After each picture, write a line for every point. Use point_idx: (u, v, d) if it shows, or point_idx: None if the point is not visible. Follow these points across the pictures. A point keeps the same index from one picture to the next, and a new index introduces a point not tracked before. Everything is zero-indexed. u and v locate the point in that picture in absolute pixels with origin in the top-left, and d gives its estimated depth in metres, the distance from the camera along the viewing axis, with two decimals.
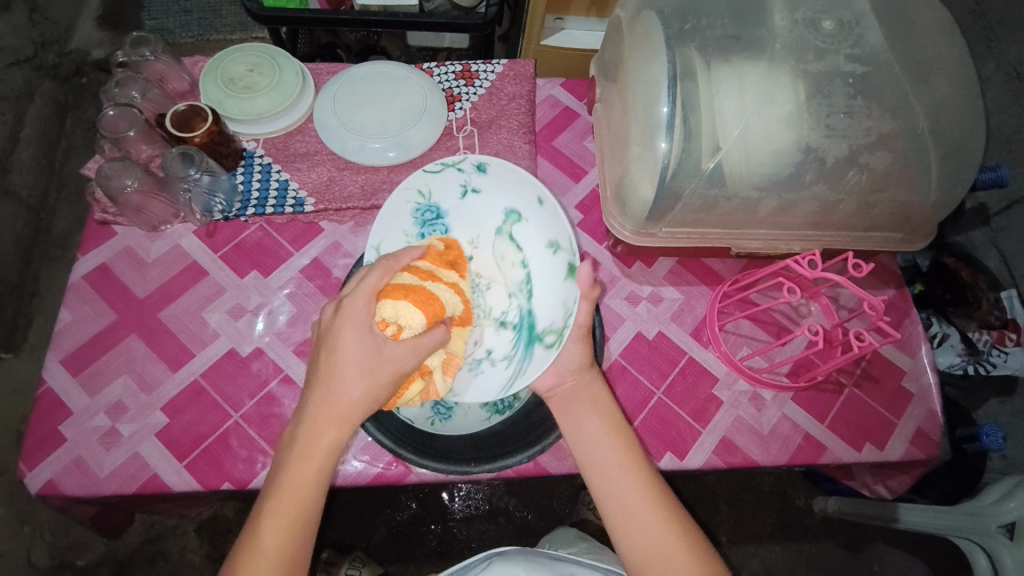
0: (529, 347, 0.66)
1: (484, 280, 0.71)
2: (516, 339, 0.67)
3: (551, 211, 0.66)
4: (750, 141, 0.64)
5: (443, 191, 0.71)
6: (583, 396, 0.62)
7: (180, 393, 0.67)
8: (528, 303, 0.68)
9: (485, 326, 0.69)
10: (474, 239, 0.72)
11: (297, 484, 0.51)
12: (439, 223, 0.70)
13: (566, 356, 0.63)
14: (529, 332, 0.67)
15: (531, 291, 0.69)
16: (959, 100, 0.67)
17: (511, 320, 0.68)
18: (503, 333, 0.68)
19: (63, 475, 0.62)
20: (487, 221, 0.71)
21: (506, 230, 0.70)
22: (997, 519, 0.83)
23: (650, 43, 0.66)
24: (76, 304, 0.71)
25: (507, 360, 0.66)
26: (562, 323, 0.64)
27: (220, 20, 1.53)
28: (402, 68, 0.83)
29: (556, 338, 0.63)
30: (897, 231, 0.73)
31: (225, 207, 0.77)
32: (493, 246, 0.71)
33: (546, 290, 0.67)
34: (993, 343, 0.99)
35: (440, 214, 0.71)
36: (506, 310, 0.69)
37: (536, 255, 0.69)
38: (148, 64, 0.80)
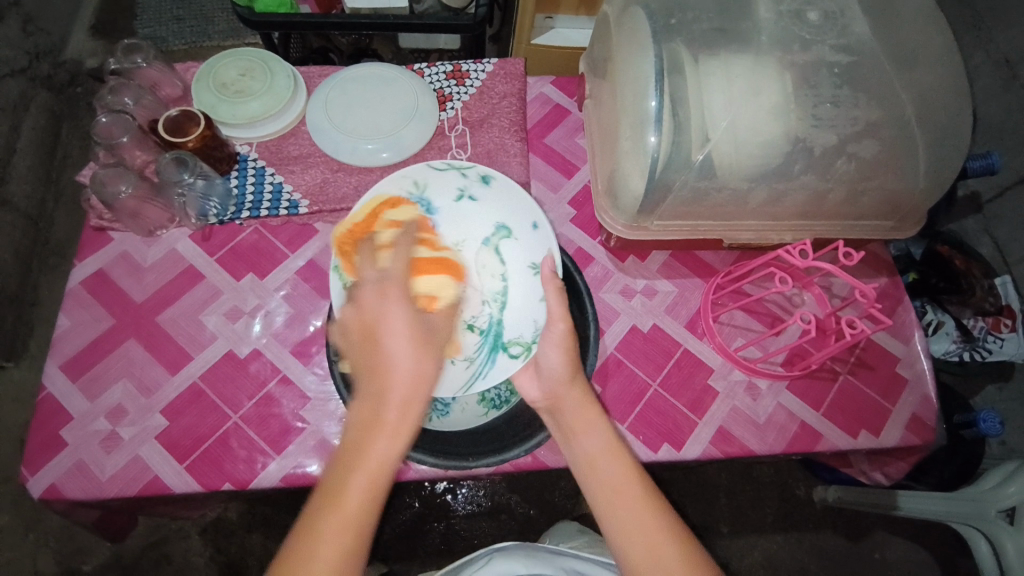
0: (494, 354, 0.66)
1: None
2: (481, 345, 0.66)
3: (546, 236, 0.69)
4: (739, 132, 0.64)
5: (438, 188, 0.71)
6: (573, 403, 0.58)
7: (179, 396, 0.68)
8: (500, 315, 0.68)
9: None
10: (458, 241, 0.70)
11: (374, 461, 0.45)
12: (428, 220, 0.70)
13: (546, 359, 0.61)
14: (495, 341, 0.67)
15: (505, 304, 0.68)
16: (946, 87, 0.67)
17: (479, 325, 0.67)
18: (468, 336, 0.66)
19: (65, 479, 0.62)
20: (475, 226, 0.70)
21: (493, 242, 0.70)
22: (997, 504, 0.83)
23: (637, 38, 0.67)
24: (74, 310, 0.71)
25: (468, 362, 0.65)
26: (531, 338, 0.66)
27: (213, 27, 1.54)
28: (393, 69, 0.84)
29: (522, 351, 0.65)
30: (888, 219, 0.73)
31: (220, 210, 0.77)
32: (475, 253, 0.69)
33: (522, 305, 0.68)
34: (988, 330, 1.00)
35: (429, 209, 0.70)
36: (476, 314, 0.67)
37: (516, 272, 0.69)
38: (141, 70, 0.81)
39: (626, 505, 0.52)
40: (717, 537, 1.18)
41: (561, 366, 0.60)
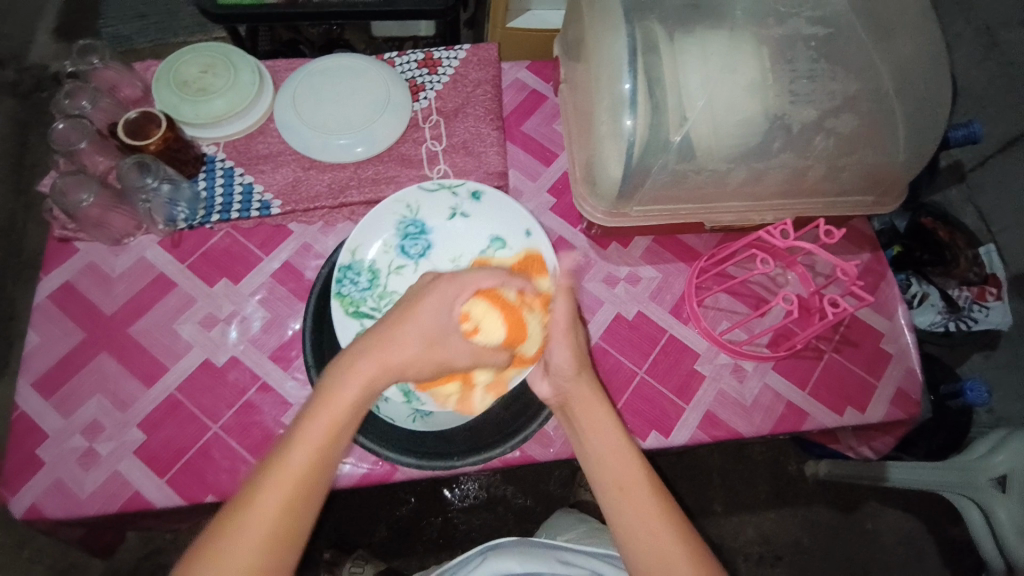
0: None
1: None
2: None
3: (539, 241, 0.70)
4: (717, 112, 0.63)
5: (431, 209, 0.74)
6: (576, 401, 0.57)
7: (157, 408, 0.66)
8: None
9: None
10: (456, 259, 0.74)
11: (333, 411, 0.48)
12: (423, 240, 0.74)
13: (557, 357, 0.59)
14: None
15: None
16: (924, 57, 0.66)
17: None
18: None
19: (44, 498, 0.61)
20: (470, 244, 0.74)
21: (488, 254, 0.73)
22: (987, 472, 0.84)
23: (609, 18, 0.65)
24: (43, 325, 0.69)
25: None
26: None
27: (179, 23, 1.49)
28: (363, 60, 0.81)
29: None
30: (869, 194, 0.72)
31: (189, 215, 0.75)
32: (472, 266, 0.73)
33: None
34: (973, 299, 1.01)
35: (424, 230, 0.74)
36: None
37: None
38: (97, 72, 0.78)
39: (641, 494, 0.52)
40: (711, 515, 1.20)
41: (568, 362, 0.58)
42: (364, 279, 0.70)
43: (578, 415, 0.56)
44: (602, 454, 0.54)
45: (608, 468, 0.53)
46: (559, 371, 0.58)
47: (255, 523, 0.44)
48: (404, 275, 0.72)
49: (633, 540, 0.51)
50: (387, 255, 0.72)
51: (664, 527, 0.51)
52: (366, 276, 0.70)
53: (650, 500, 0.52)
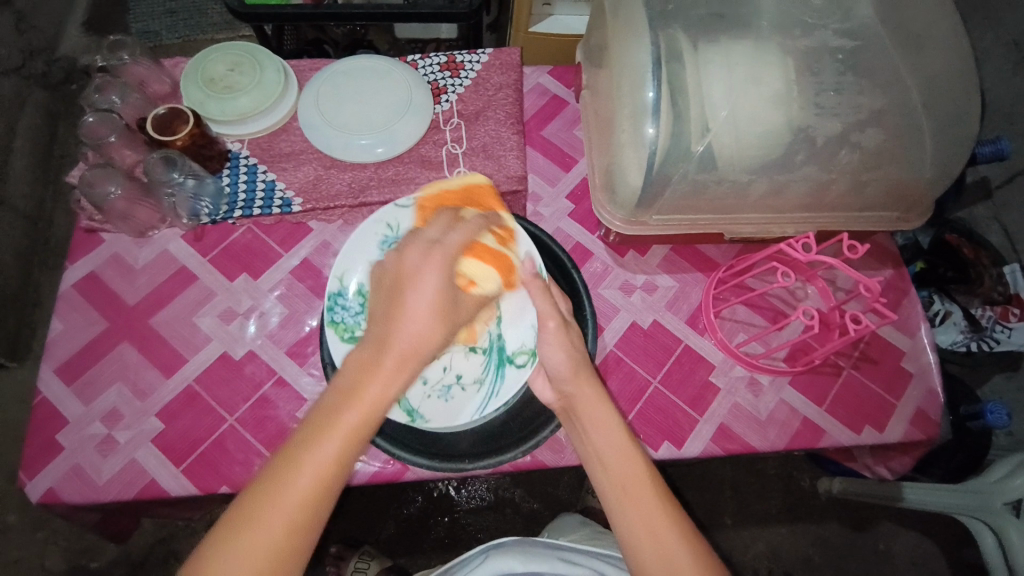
0: (500, 370, 0.65)
1: None
2: (486, 363, 0.66)
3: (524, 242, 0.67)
4: (740, 123, 0.62)
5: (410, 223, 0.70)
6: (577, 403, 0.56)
7: (175, 399, 0.67)
8: (498, 328, 0.67)
9: (452, 352, 0.66)
10: None
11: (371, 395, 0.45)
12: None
13: (553, 360, 0.59)
14: (499, 356, 0.66)
15: (500, 314, 0.67)
16: (954, 73, 0.65)
17: (480, 344, 0.66)
18: (473, 357, 0.66)
19: (63, 483, 0.62)
20: None
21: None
22: (1002, 497, 0.82)
23: (634, 26, 0.65)
24: (67, 313, 0.71)
25: (478, 384, 0.65)
26: (534, 343, 0.65)
27: (207, 20, 1.51)
28: (386, 62, 0.82)
29: (527, 358, 0.64)
30: (893, 209, 0.71)
31: (212, 210, 0.76)
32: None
33: (513, 314, 0.67)
34: (996, 319, 0.97)
35: None
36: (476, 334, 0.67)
37: None
38: (127, 68, 0.79)
39: (644, 500, 0.51)
40: (721, 528, 1.18)
41: (564, 364, 0.58)
42: (353, 305, 0.66)
43: (581, 418, 0.55)
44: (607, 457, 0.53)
45: (613, 472, 0.52)
46: (560, 377, 0.58)
47: (294, 500, 0.43)
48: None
49: (636, 539, 0.50)
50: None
51: (669, 532, 0.50)
52: (355, 301, 0.67)
53: (654, 506, 0.51)
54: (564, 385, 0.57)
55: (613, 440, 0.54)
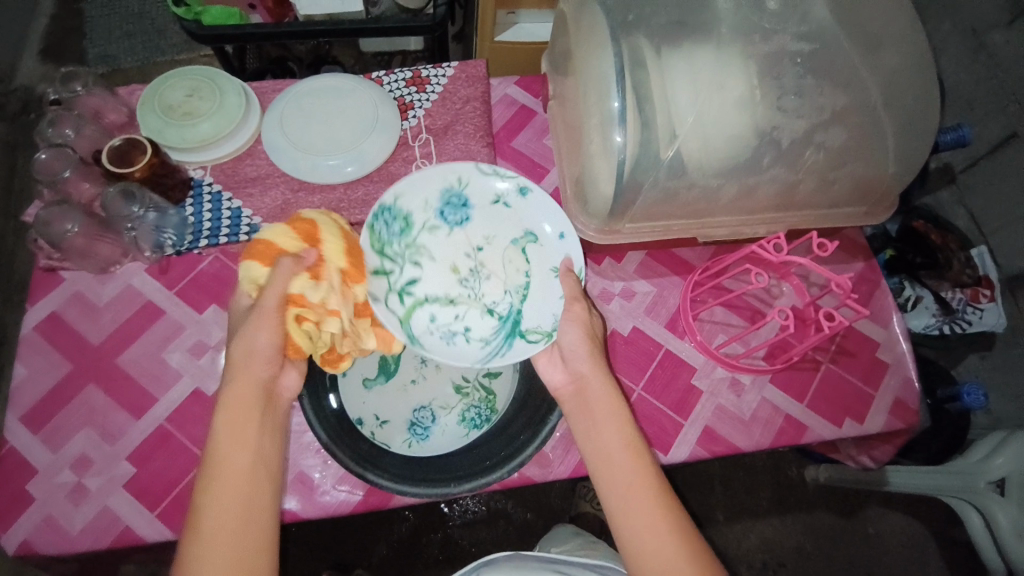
0: (510, 339, 0.68)
1: (485, 271, 0.72)
2: (498, 329, 0.69)
3: (571, 247, 0.70)
4: (707, 128, 0.62)
5: (479, 188, 0.74)
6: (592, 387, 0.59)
7: (147, 440, 0.65)
8: (520, 304, 0.70)
9: (470, 306, 0.71)
10: (489, 238, 0.73)
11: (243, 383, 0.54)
12: (463, 213, 0.73)
13: (566, 338, 0.62)
14: (512, 327, 0.69)
15: (527, 293, 0.71)
16: (911, 70, 0.66)
17: (499, 310, 0.70)
18: (487, 319, 0.70)
19: (36, 534, 0.60)
20: (507, 228, 0.73)
21: (521, 244, 0.72)
22: (986, 476, 0.84)
23: (597, 36, 0.65)
24: (29, 358, 0.68)
25: (483, 342, 0.69)
26: (551, 328, 0.67)
27: (167, 41, 1.48)
28: (350, 79, 0.81)
29: (540, 338, 0.67)
30: (860, 205, 0.72)
31: (177, 240, 0.74)
32: (502, 250, 0.73)
33: (543, 298, 0.70)
34: (967, 301, 1.02)
35: (465, 204, 0.73)
36: (497, 300, 0.71)
37: (541, 272, 0.71)
38: (81, 99, 0.77)
39: (635, 491, 0.52)
40: (713, 524, 1.19)
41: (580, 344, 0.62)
42: (396, 226, 0.71)
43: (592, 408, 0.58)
44: (607, 450, 0.55)
45: (614, 468, 0.53)
46: (574, 357, 0.61)
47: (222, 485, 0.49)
48: (436, 235, 0.73)
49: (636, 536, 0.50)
50: (425, 212, 0.73)
51: (663, 523, 0.50)
52: (400, 223, 0.72)
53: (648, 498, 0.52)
54: (578, 364, 0.61)
55: (611, 432, 0.56)
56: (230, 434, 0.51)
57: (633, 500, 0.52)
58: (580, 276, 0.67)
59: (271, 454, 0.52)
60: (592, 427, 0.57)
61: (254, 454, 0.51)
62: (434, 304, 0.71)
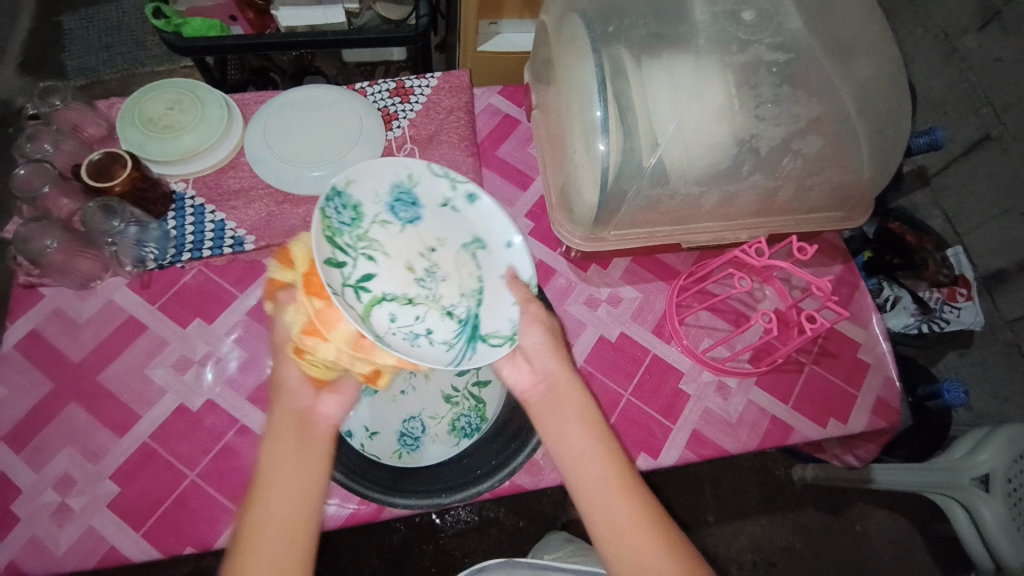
0: (472, 342, 0.59)
1: (439, 271, 0.62)
2: (460, 331, 0.60)
3: (519, 255, 0.62)
4: (688, 136, 0.64)
5: (428, 187, 0.64)
6: (557, 398, 0.57)
7: (131, 458, 0.64)
8: (477, 307, 0.60)
9: (429, 307, 0.61)
10: (440, 240, 0.63)
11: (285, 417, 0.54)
12: (411, 212, 0.63)
13: (528, 339, 0.59)
14: (472, 331, 0.60)
15: (483, 298, 0.61)
16: (883, 78, 0.68)
17: (459, 312, 0.60)
18: (447, 321, 0.60)
19: (22, 555, 0.59)
20: (457, 232, 0.64)
21: (472, 249, 0.63)
22: (970, 472, 0.85)
23: (577, 47, 0.66)
24: (9, 376, 0.67)
25: (447, 345, 0.58)
26: (512, 330, 0.59)
27: (146, 52, 1.46)
28: (334, 91, 0.81)
29: (503, 341, 0.59)
30: (838, 210, 0.74)
31: (158, 254, 0.73)
32: (454, 253, 0.63)
33: (497, 303, 0.61)
34: (944, 301, 1.05)
35: (415, 202, 0.63)
36: (456, 302, 0.61)
37: (499, 273, 0.62)
38: (59, 113, 0.76)
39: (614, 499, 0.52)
40: (705, 526, 1.19)
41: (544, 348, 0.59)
42: (346, 214, 0.59)
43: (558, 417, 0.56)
44: (581, 459, 0.53)
45: (582, 479, 0.53)
46: (538, 357, 0.59)
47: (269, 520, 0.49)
48: (387, 230, 0.62)
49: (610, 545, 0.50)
50: (376, 205, 0.62)
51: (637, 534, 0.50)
52: (350, 212, 0.60)
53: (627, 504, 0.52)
54: (543, 363, 0.59)
55: (582, 440, 0.54)
56: (270, 460, 0.51)
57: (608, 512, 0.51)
58: (531, 285, 0.61)
59: (310, 478, 0.51)
60: (563, 437, 0.55)
61: (294, 481, 0.50)
62: (392, 302, 0.60)
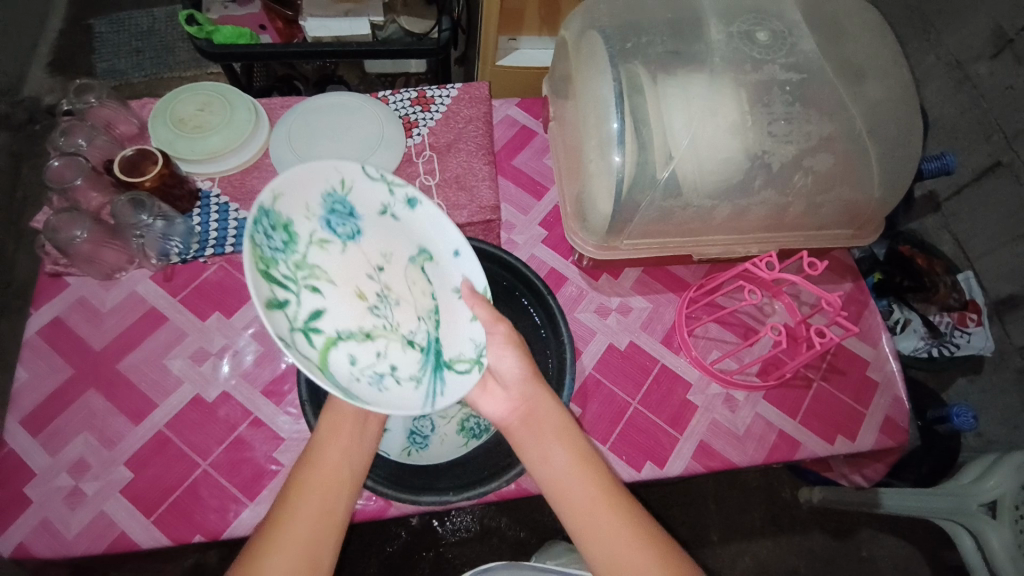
0: (439, 374, 0.60)
1: (392, 295, 0.63)
2: (423, 363, 0.61)
3: (470, 265, 0.64)
4: (701, 150, 0.65)
5: (364, 192, 0.61)
6: (542, 409, 0.58)
7: (145, 445, 0.65)
8: (436, 331, 0.63)
9: (389, 339, 0.61)
10: (386, 256, 0.64)
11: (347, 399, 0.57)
12: (351, 226, 0.61)
13: (503, 364, 0.60)
14: (436, 359, 0.61)
15: (439, 318, 0.64)
16: (894, 101, 0.69)
17: (419, 341, 0.62)
18: (410, 353, 0.61)
19: (33, 537, 0.59)
20: (403, 244, 0.64)
21: (418, 263, 0.65)
22: (978, 498, 0.84)
23: (596, 61, 0.68)
24: (31, 361, 0.68)
25: (415, 382, 0.59)
26: (477, 355, 0.61)
27: (174, 58, 1.51)
28: (357, 98, 0.84)
29: (469, 368, 0.60)
30: (847, 227, 0.75)
31: (182, 249, 0.75)
32: (402, 269, 0.64)
33: (455, 323, 0.63)
34: (954, 324, 1.05)
35: (353, 213, 0.61)
36: (414, 330, 0.63)
37: (450, 291, 0.64)
38: (94, 110, 0.79)
39: (600, 505, 0.53)
40: (708, 545, 1.18)
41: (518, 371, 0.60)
42: (279, 238, 0.54)
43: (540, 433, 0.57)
44: (566, 471, 0.55)
45: (568, 485, 0.54)
46: (514, 384, 0.60)
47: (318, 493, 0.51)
48: (327, 252, 0.60)
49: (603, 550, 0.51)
50: (309, 223, 0.58)
51: (626, 534, 0.51)
52: (280, 234, 0.55)
53: (612, 508, 0.53)
54: (519, 388, 0.60)
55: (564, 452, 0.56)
56: (329, 433, 0.55)
57: (596, 514, 0.52)
58: (486, 296, 0.63)
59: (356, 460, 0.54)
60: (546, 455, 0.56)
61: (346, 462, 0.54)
62: (349, 341, 0.59)
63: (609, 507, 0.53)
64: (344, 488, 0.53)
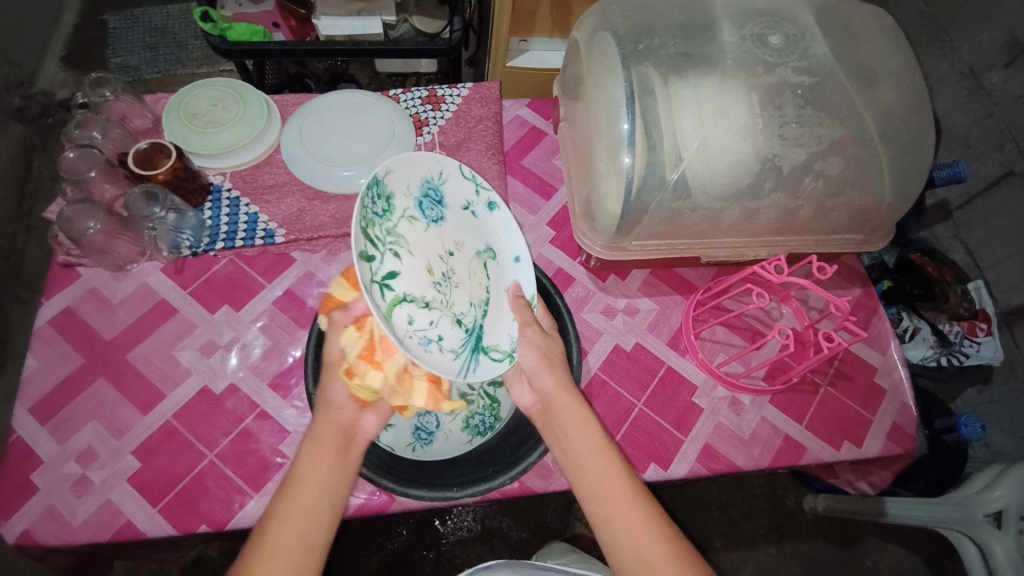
0: (476, 354, 0.62)
1: (453, 276, 0.64)
2: (466, 341, 0.62)
3: (525, 272, 0.69)
4: (711, 152, 0.65)
5: (454, 187, 0.67)
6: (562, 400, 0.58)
7: (153, 436, 0.65)
8: (483, 319, 0.64)
9: (443, 313, 0.61)
10: (459, 244, 0.66)
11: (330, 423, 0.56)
12: (437, 211, 0.64)
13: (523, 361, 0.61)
14: (476, 342, 0.62)
15: (488, 309, 0.65)
16: (907, 106, 0.69)
17: (467, 322, 0.63)
18: (457, 330, 0.61)
19: (38, 524, 0.60)
20: (473, 238, 0.67)
21: (484, 258, 0.67)
22: (984, 508, 0.83)
23: (609, 63, 0.69)
24: (42, 350, 0.69)
25: (455, 354, 0.60)
26: (510, 347, 0.64)
27: (187, 55, 1.52)
28: (368, 96, 0.84)
29: (502, 356, 0.64)
30: (857, 233, 0.75)
31: (193, 242, 0.76)
32: (469, 259, 0.66)
33: (501, 316, 0.66)
34: (964, 334, 1.03)
35: (441, 201, 0.65)
36: (465, 311, 0.63)
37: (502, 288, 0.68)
38: (109, 103, 0.80)
39: (620, 493, 0.53)
40: (710, 552, 1.17)
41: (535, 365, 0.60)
42: (380, 205, 0.58)
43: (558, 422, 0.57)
44: (588, 458, 0.55)
45: (588, 471, 0.54)
46: (538, 377, 0.60)
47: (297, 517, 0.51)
48: (414, 228, 0.62)
49: (620, 539, 0.51)
50: (406, 199, 0.62)
51: (642, 523, 0.52)
52: (383, 203, 0.59)
53: (632, 496, 0.53)
54: (541, 382, 0.60)
55: (587, 439, 0.56)
56: (308, 459, 0.54)
57: (615, 502, 0.52)
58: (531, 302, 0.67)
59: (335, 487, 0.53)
60: (565, 442, 0.57)
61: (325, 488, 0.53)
62: (411, 304, 0.59)
63: (629, 495, 0.53)
64: (324, 521, 0.52)
